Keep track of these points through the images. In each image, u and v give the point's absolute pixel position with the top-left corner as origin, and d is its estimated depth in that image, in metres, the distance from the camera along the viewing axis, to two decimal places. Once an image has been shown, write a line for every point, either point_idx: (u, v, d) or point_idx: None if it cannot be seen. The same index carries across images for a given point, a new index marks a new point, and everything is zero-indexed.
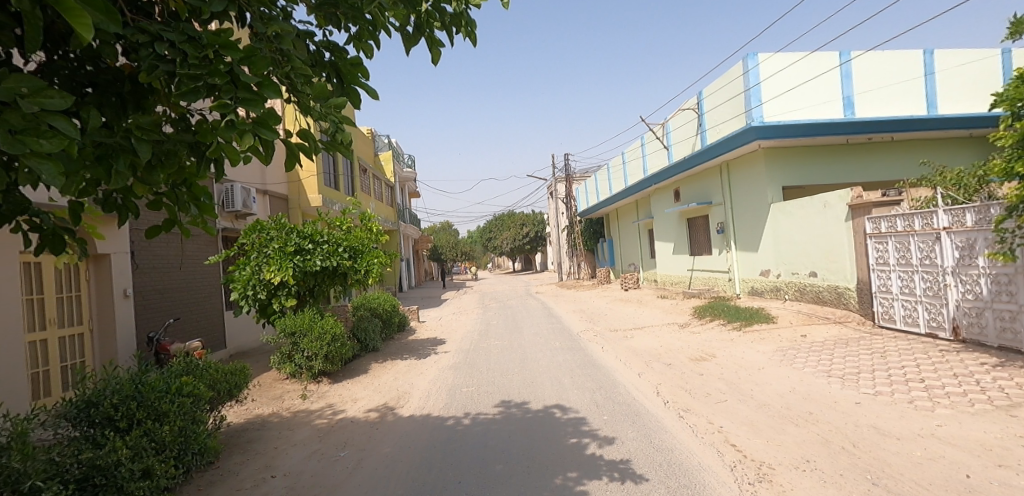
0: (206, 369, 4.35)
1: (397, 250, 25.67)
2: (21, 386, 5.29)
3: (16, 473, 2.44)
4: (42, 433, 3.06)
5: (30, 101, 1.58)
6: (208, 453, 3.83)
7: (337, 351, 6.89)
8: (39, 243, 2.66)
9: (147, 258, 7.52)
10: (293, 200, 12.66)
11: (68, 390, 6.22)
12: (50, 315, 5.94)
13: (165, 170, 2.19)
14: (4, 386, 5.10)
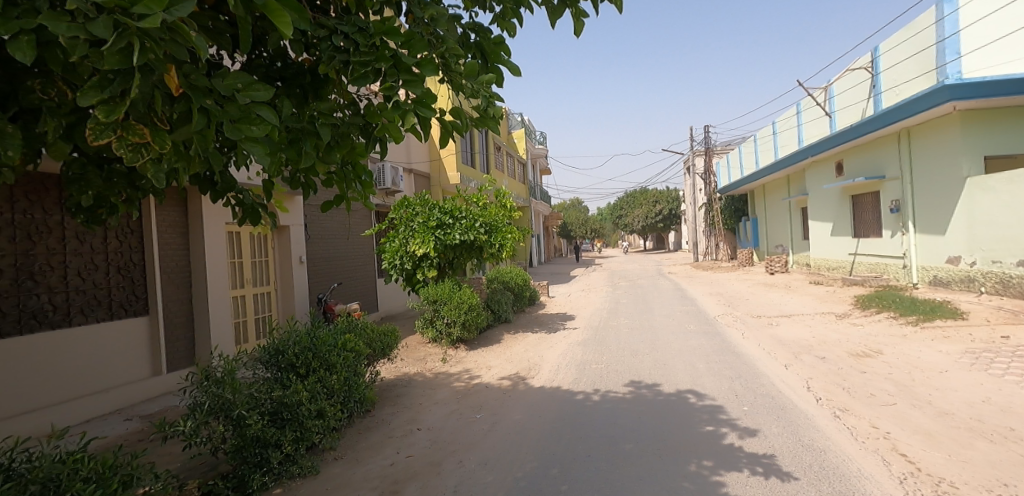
0: (364, 329, 4.92)
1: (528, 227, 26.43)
2: (227, 330, 6.60)
3: (228, 402, 3.09)
4: (245, 372, 3.70)
5: (243, 94, 2.01)
6: (366, 402, 4.36)
7: (473, 320, 7.32)
8: (244, 215, 3.17)
9: (317, 229, 8.65)
10: (434, 178, 13.59)
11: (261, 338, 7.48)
12: (246, 276, 7.16)
13: (341, 150, 2.48)
14: (216, 331, 6.39)
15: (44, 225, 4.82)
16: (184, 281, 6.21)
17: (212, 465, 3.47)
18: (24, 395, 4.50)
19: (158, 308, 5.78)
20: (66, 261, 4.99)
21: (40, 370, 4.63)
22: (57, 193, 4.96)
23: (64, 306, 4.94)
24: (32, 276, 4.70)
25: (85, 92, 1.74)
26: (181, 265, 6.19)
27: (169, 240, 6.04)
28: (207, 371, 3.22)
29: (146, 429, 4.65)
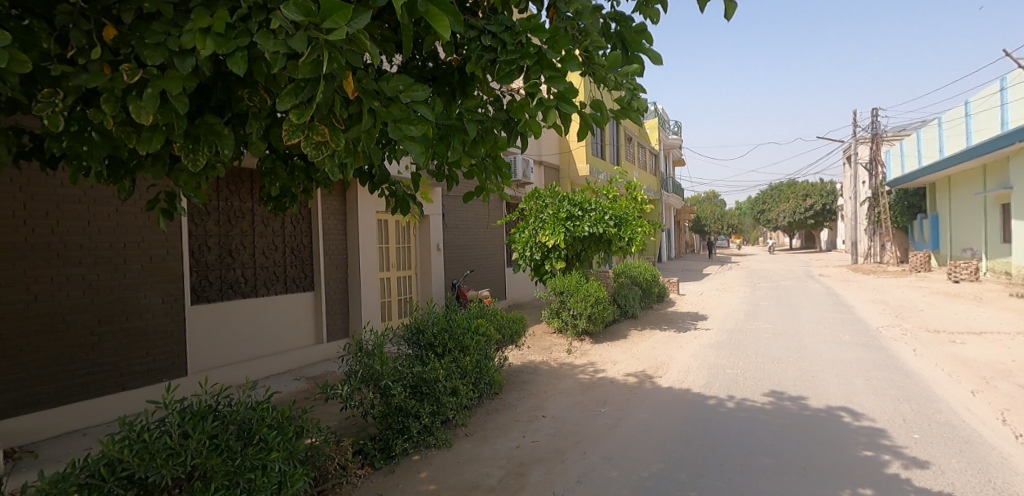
0: (495, 315, 5.17)
1: (659, 221, 25.48)
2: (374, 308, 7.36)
3: (377, 373, 3.46)
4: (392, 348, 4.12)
5: (404, 95, 2.27)
6: (495, 385, 4.58)
7: (599, 314, 7.29)
8: (395, 205, 3.49)
9: (453, 219, 9.20)
10: (564, 170, 13.68)
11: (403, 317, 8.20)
12: (391, 259, 7.92)
13: (485, 145, 2.64)
14: (365, 308, 7.14)
15: (240, 210, 5.80)
16: (342, 263, 7.03)
17: (362, 427, 3.91)
18: (223, 350, 5.52)
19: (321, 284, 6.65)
20: (255, 241, 5.94)
21: (231, 329, 5.59)
22: (250, 184, 5.92)
23: (252, 279, 5.91)
24: (231, 253, 5.70)
25: (281, 98, 2.06)
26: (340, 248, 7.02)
27: (331, 226, 6.87)
28: (361, 343, 3.63)
29: (310, 389, 5.36)
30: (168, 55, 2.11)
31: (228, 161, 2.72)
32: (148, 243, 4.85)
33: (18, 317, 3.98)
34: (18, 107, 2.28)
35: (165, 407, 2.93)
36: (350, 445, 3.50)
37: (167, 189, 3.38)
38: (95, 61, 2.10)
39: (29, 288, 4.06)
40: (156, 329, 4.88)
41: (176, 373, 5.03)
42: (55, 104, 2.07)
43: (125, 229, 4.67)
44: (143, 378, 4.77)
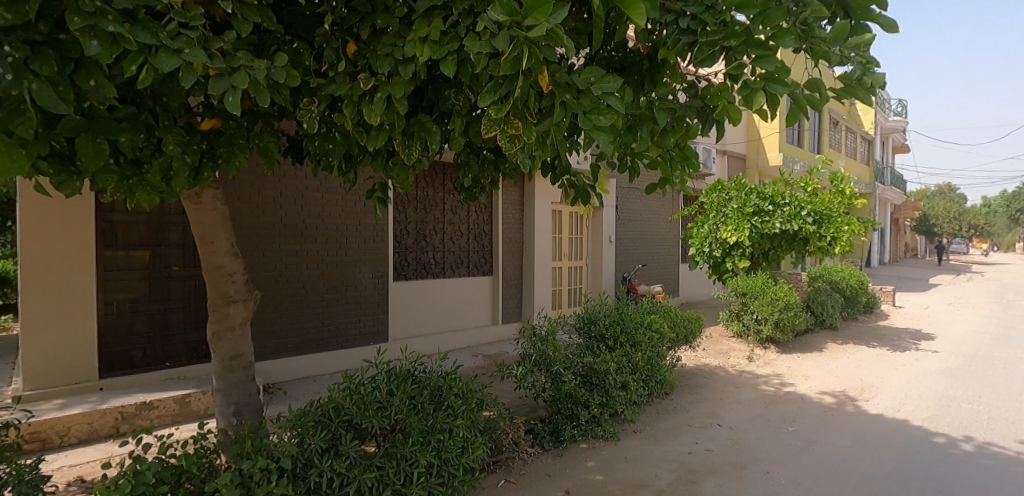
0: (669, 312, 5.03)
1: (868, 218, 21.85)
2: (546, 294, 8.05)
3: (548, 358, 3.66)
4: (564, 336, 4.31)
5: (595, 87, 2.29)
6: (666, 385, 4.44)
7: (790, 321, 6.63)
8: (574, 196, 3.64)
9: (624, 212, 9.62)
10: (751, 159, 13.39)
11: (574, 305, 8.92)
12: (563, 250, 8.66)
13: (676, 134, 2.58)
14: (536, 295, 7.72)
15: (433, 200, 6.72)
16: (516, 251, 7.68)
17: (532, 408, 4.12)
18: (416, 322, 6.45)
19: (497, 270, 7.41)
20: (445, 228, 6.84)
21: (421, 305, 6.50)
22: (445, 177, 6.87)
23: (441, 261, 6.81)
24: (425, 237, 6.64)
25: (483, 95, 2.24)
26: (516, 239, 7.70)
27: (510, 215, 7.52)
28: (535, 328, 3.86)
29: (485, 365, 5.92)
30: (393, 63, 2.42)
31: (433, 155, 3.05)
32: (364, 227, 5.88)
33: (277, 280, 5.15)
34: (285, 114, 2.85)
35: (376, 367, 3.49)
36: (522, 423, 3.75)
37: (380, 180, 3.91)
38: (341, 73, 2.51)
39: (286, 258, 5.22)
40: (367, 300, 5.89)
41: (379, 338, 6.01)
42: (311, 110, 2.54)
43: (347, 213, 5.68)
44: (356, 339, 5.80)
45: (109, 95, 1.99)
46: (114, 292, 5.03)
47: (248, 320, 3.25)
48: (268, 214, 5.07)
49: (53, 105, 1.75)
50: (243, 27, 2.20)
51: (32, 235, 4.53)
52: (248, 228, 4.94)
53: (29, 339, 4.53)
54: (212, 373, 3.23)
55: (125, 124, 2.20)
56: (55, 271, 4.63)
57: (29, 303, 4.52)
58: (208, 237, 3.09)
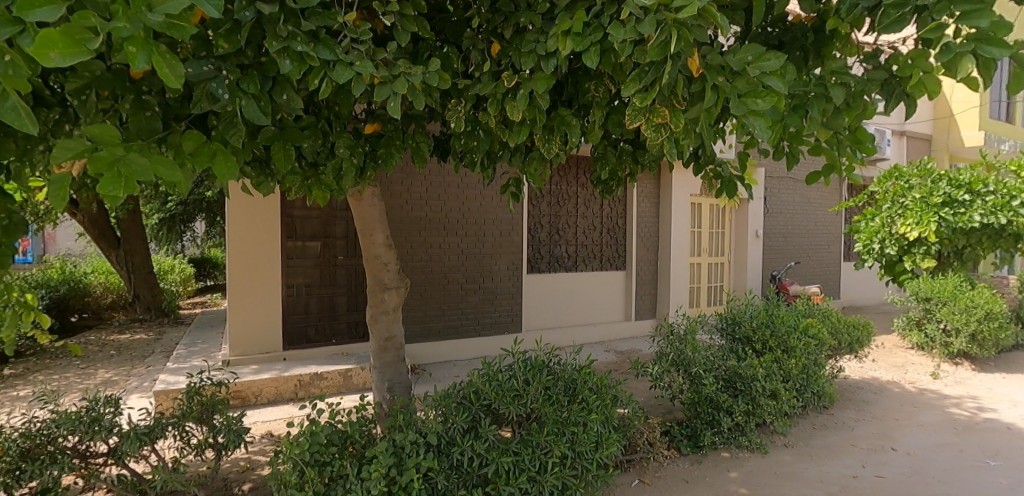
0: (831, 318, 4.80)
1: None
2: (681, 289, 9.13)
3: (688, 359, 3.74)
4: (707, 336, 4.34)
5: (753, 66, 2.08)
6: (825, 398, 4.25)
7: (991, 334, 5.83)
8: (721, 188, 3.44)
9: (769, 205, 10.46)
10: (938, 139, 12.06)
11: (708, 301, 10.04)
12: (703, 244, 9.94)
13: (852, 112, 2.37)
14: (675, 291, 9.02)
15: (566, 194, 8.23)
16: (652, 244, 8.95)
17: (667, 410, 4.28)
18: (544, 311, 7.99)
19: (630, 265, 8.74)
20: (579, 223, 8.38)
21: (550, 299, 8.06)
22: (576, 173, 8.32)
23: (573, 255, 8.36)
24: (557, 231, 8.21)
25: (628, 85, 2.16)
26: (651, 231, 8.94)
27: (646, 210, 8.90)
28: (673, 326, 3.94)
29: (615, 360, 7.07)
30: (536, 58, 2.44)
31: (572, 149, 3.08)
32: (502, 225, 7.49)
33: (424, 269, 6.90)
34: (434, 115, 3.05)
35: (513, 356, 3.66)
36: (660, 426, 3.82)
37: (514, 175, 3.98)
38: (486, 73, 2.61)
39: (432, 249, 6.96)
40: (502, 291, 7.54)
41: (514, 327, 7.66)
42: (458, 111, 2.67)
43: (484, 208, 7.31)
44: (490, 325, 7.46)
45: (297, 107, 2.28)
46: (294, 277, 6.22)
47: (399, 305, 3.58)
48: (416, 209, 6.81)
49: (257, 118, 2.05)
50: (402, 37, 2.37)
51: (237, 228, 5.82)
52: (401, 222, 6.71)
53: (238, 316, 5.85)
54: (370, 351, 3.61)
55: (307, 131, 2.50)
56: (253, 257, 5.90)
57: (234, 283, 5.81)
58: (368, 230, 3.44)
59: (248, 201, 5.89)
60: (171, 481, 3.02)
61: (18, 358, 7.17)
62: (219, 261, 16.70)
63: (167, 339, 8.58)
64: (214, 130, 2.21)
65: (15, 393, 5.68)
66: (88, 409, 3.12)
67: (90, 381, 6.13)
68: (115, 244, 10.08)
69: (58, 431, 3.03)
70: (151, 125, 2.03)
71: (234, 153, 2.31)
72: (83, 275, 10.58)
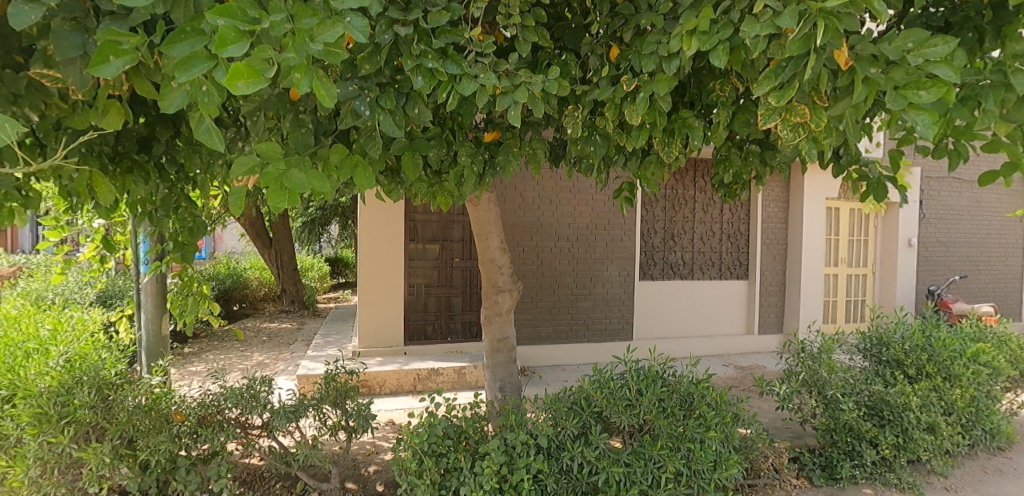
0: (1010, 345, 4.42)
1: None
2: (815, 303, 8.33)
3: (824, 380, 3.75)
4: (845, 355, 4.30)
5: (915, 53, 1.79)
6: (999, 436, 4.03)
7: None
8: (866, 191, 3.06)
9: (927, 209, 9.19)
10: None
11: (850, 317, 9.17)
12: (841, 254, 9.04)
13: None
14: (806, 307, 8.22)
15: (682, 198, 7.96)
16: (779, 252, 8.31)
17: (796, 435, 4.38)
18: (657, 319, 7.82)
19: (753, 274, 8.21)
20: (696, 228, 8.05)
21: (665, 309, 7.86)
22: (693, 176, 8.00)
23: (689, 262, 8.05)
24: (672, 237, 7.96)
25: (761, 82, 1.96)
26: (779, 238, 8.32)
27: (772, 213, 8.26)
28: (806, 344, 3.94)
29: (734, 377, 6.64)
30: (657, 60, 2.34)
31: (692, 151, 2.96)
32: (613, 227, 7.40)
33: (535, 273, 7.08)
34: (550, 122, 3.09)
35: (625, 364, 3.57)
36: (789, 452, 3.85)
37: (628, 179, 3.89)
38: (604, 78, 2.58)
39: (543, 254, 7.10)
40: (613, 296, 7.45)
41: (623, 336, 7.54)
42: (575, 116, 2.68)
43: (596, 213, 7.30)
44: (600, 331, 7.42)
45: (426, 119, 2.43)
46: (416, 277, 6.76)
47: (512, 308, 3.69)
48: (529, 214, 7.02)
49: (393, 131, 2.23)
50: (523, 48, 2.41)
51: (368, 230, 6.37)
52: (515, 227, 6.95)
53: (366, 312, 6.40)
54: (484, 351, 3.77)
55: (433, 141, 2.66)
56: (380, 257, 6.41)
57: (364, 280, 6.38)
58: (484, 235, 3.59)
59: (375, 205, 6.41)
60: (312, 457, 3.40)
61: (195, 339, 8.53)
62: (349, 261, 18.49)
63: (307, 328, 9.71)
64: (355, 143, 2.44)
65: (193, 368, 6.77)
66: (249, 386, 3.61)
67: (247, 362, 7.10)
68: (268, 243, 11.48)
69: (225, 403, 3.55)
70: (305, 141, 2.29)
71: (371, 163, 2.53)
72: (243, 270, 12.32)
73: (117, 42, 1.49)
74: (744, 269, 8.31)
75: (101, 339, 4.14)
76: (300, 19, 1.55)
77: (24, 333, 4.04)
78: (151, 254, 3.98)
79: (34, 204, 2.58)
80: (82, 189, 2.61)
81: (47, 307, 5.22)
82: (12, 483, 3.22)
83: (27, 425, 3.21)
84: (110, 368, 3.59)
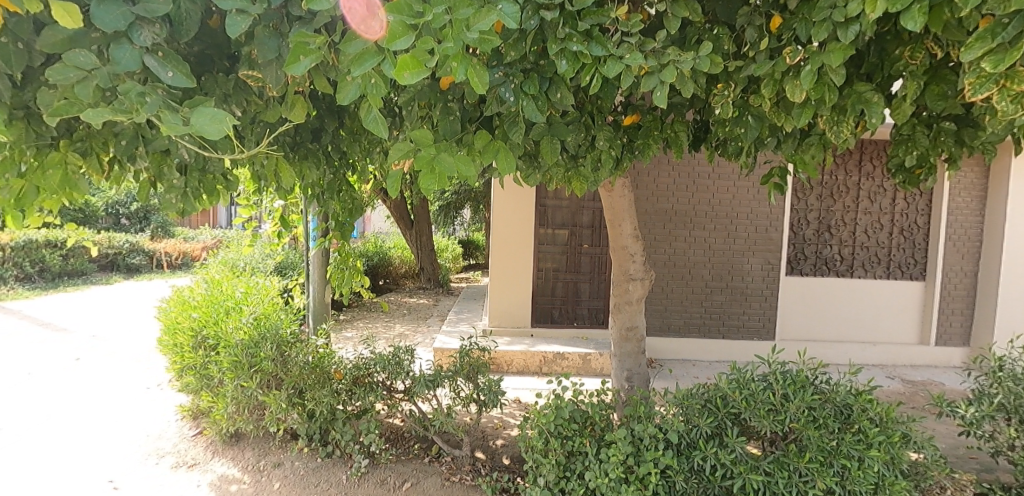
0: None
1: None
2: (1019, 314, 6.85)
3: None
4: None
5: None
6: None
7: None
8: None
9: None
10: None
11: None
12: None
13: None
14: (1005, 319, 6.81)
15: (843, 185, 7.04)
16: (970, 250, 7.00)
17: (986, 467, 3.74)
18: (806, 320, 7.11)
19: (933, 275, 7.03)
20: (859, 218, 7.08)
21: (815, 309, 7.09)
22: (857, 159, 7.02)
23: (848, 258, 7.13)
24: (829, 229, 7.10)
25: (969, 46, 1.58)
26: (971, 234, 6.99)
27: (963, 203, 6.95)
28: (1005, 362, 3.40)
29: (901, 391, 5.79)
30: (831, 27, 2.01)
31: (866, 130, 2.59)
32: (757, 216, 6.78)
33: (667, 263, 6.82)
34: (695, 102, 2.90)
35: (769, 366, 3.30)
36: (975, 487, 3.37)
37: (781, 163, 3.53)
38: (763, 51, 2.33)
39: (677, 242, 6.80)
40: (753, 291, 6.89)
41: (764, 335, 6.94)
42: (726, 95, 2.48)
43: (738, 201, 6.75)
44: (737, 328, 6.92)
45: (568, 103, 2.43)
46: (543, 262, 6.87)
47: (643, 297, 3.60)
48: (663, 201, 6.75)
49: (535, 117, 2.26)
50: (673, 24, 2.23)
51: (500, 215, 6.62)
52: (647, 214, 6.74)
53: (495, 293, 6.70)
54: (612, 339, 3.73)
55: (572, 126, 2.64)
56: (510, 241, 6.63)
57: (495, 262, 6.68)
58: (617, 221, 3.52)
59: (507, 190, 6.61)
60: (446, 424, 3.67)
61: (347, 308, 9.63)
62: (478, 243, 19.38)
63: (440, 305, 10.43)
64: (498, 129, 2.52)
65: (346, 334, 7.66)
66: (394, 354, 3.96)
67: (389, 332, 7.83)
68: (409, 225, 12.45)
69: (374, 367, 3.93)
70: (453, 127, 2.41)
71: (511, 148, 2.59)
72: (388, 249, 13.57)
73: (306, 42, 1.67)
74: (921, 268, 7.14)
75: (279, 302, 4.85)
76: (458, 10, 1.58)
77: (225, 294, 4.87)
78: (319, 231, 4.54)
79: (235, 187, 3.06)
80: (271, 173, 3.04)
81: (241, 274, 6.25)
82: (216, 415, 3.99)
83: (228, 370, 3.93)
84: (287, 328, 4.19)
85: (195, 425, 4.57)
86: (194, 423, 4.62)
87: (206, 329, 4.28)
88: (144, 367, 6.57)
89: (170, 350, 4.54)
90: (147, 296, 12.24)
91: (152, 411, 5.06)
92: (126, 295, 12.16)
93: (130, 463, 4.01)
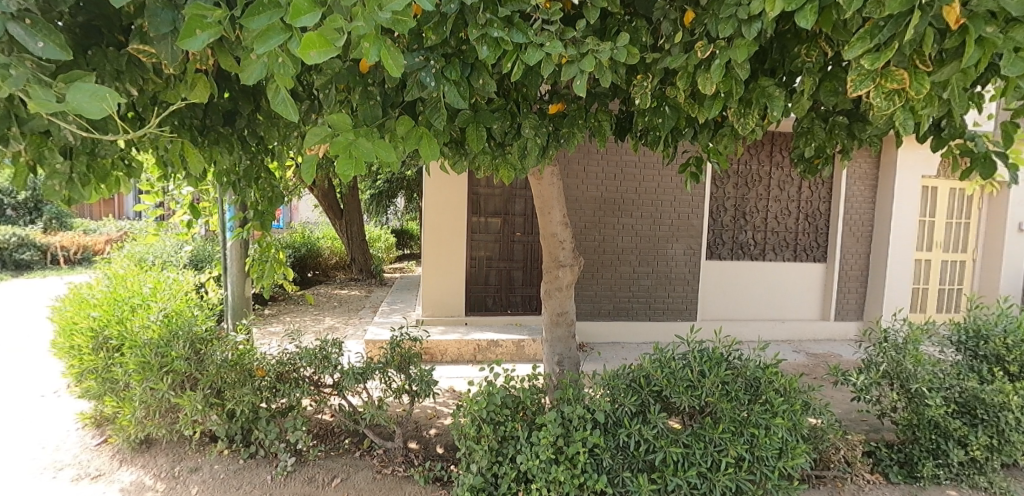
0: None
1: None
2: (903, 289, 7.68)
3: (908, 373, 3.56)
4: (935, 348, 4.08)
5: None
6: None
7: None
8: (971, 167, 2.75)
9: None
10: None
11: (943, 307, 8.44)
12: (936, 238, 8.26)
13: None
14: (892, 294, 7.60)
15: (756, 174, 7.54)
16: (863, 233, 7.73)
17: (873, 428, 4.19)
18: (724, 300, 7.59)
19: (833, 256, 7.71)
20: (770, 205, 7.61)
21: (733, 290, 7.58)
22: (768, 150, 7.54)
23: (761, 242, 7.66)
24: (744, 215, 7.59)
25: (852, 44, 1.71)
26: (865, 218, 7.72)
27: (857, 191, 7.66)
28: (888, 333, 3.78)
29: (805, 363, 6.34)
30: (736, 23, 2.11)
31: (771, 123, 2.77)
32: (680, 203, 7.13)
33: (596, 249, 7.03)
34: (617, 92, 2.98)
35: (688, 345, 3.49)
36: (862, 445, 3.76)
37: (696, 153, 3.71)
38: (677, 45, 2.43)
39: (606, 229, 7.01)
40: (677, 275, 7.25)
41: (687, 315, 7.34)
42: (644, 87, 2.56)
43: (662, 189, 7.06)
44: (663, 310, 7.26)
45: (491, 90, 2.42)
46: (478, 250, 6.88)
47: (572, 283, 3.68)
48: (592, 189, 6.93)
49: (458, 103, 2.23)
50: (592, 13, 2.25)
51: (432, 203, 6.53)
52: (577, 201, 6.90)
53: (430, 282, 6.62)
54: (543, 324, 3.80)
55: (497, 114, 2.65)
56: (443, 230, 6.57)
57: (428, 251, 6.59)
58: (546, 208, 3.57)
59: (439, 179, 6.53)
60: (377, 416, 3.60)
61: (273, 302, 9.18)
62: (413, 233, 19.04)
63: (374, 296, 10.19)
64: (421, 115, 2.47)
65: (272, 329, 7.31)
66: (321, 347, 3.82)
67: (319, 326, 7.56)
68: (340, 214, 12.02)
69: (300, 362, 3.78)
70: (373, 112, 2.34)
71: (435, 134, 2.55)
72: (317, 240, 13.03)
73: (202, 16, 1.55)
74: (822, 251, 7.80)
75: (194, 298, 4.54)
76: None
77: (130, 290, 4.49)
78: (236, 221, 4.29)
79: (137, 174, 2.82)
80: (177, 158, 2.82)
81: (150, 268, 5.78)
82: (122, 421, 3.70)
83: (134, 372, 3.63)
84: (201, 325, 3.94)
85: (99, 433, 4.22)
86: (98, 431, 4.25)
87: (107, 328, 3.93)
88: (37, 374, 5.94)
89: (67, 353, 4.13)
90: (40, 295, 11.07)
91: (48, 420, 4.59)
92: (14, 295, 10.91)
93: (22, 479, 3.63)
